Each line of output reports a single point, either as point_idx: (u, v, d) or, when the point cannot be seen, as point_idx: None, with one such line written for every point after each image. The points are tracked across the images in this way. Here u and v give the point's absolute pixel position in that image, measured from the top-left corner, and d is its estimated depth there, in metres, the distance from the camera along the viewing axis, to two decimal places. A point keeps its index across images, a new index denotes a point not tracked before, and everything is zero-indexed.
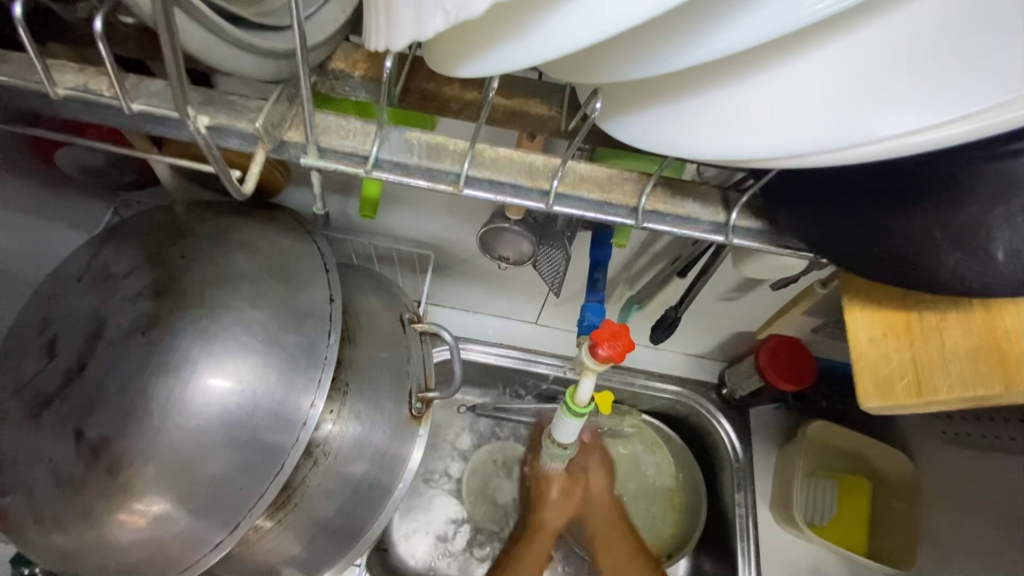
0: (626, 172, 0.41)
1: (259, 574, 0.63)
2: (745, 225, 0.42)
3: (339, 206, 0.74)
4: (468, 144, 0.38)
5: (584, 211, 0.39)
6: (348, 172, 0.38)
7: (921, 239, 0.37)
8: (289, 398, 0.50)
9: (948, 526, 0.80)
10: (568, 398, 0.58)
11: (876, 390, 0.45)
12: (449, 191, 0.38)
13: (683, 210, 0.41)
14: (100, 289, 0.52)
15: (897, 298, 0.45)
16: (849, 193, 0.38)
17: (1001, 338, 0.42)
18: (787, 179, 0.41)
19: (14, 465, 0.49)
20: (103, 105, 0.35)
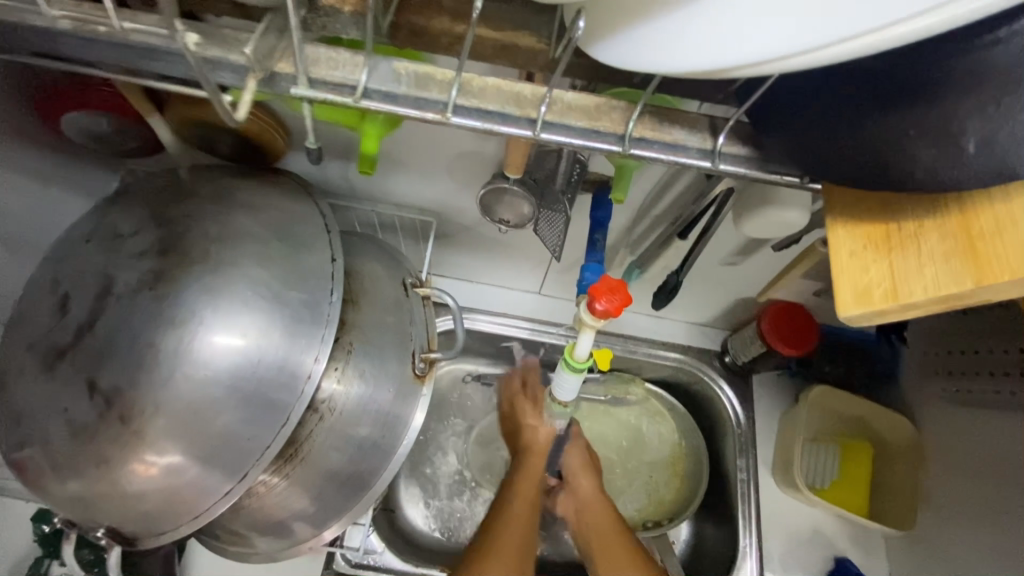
0: (613, 100, 0.38)
1: (269, 527, 0.66)
2: (733, 150, 0.38)
3: (341, 173, 0.74)
4: (455, 72, 0.35)
5: (572, 138, 0.36)
6: (338, 103, 0.35)
7: (889, 138, 0.32)
8: (294, 353, 0.52)
9: (947, 489, 0.80)
10: (567, 354, 0.59)
11: (852, 296, 0.37)
12: (438, 121, 0.36)
13: (669, 136, 0.37)
14: (107, 248, 0.54)
15: (882, 206, 0.38)
16: (837, 97, 0.33)
17: (988, 232, 0.34)
18: (786, 84, 0.36)
19: (31, 415, 0.51)
20: (98, 39, 0.35)
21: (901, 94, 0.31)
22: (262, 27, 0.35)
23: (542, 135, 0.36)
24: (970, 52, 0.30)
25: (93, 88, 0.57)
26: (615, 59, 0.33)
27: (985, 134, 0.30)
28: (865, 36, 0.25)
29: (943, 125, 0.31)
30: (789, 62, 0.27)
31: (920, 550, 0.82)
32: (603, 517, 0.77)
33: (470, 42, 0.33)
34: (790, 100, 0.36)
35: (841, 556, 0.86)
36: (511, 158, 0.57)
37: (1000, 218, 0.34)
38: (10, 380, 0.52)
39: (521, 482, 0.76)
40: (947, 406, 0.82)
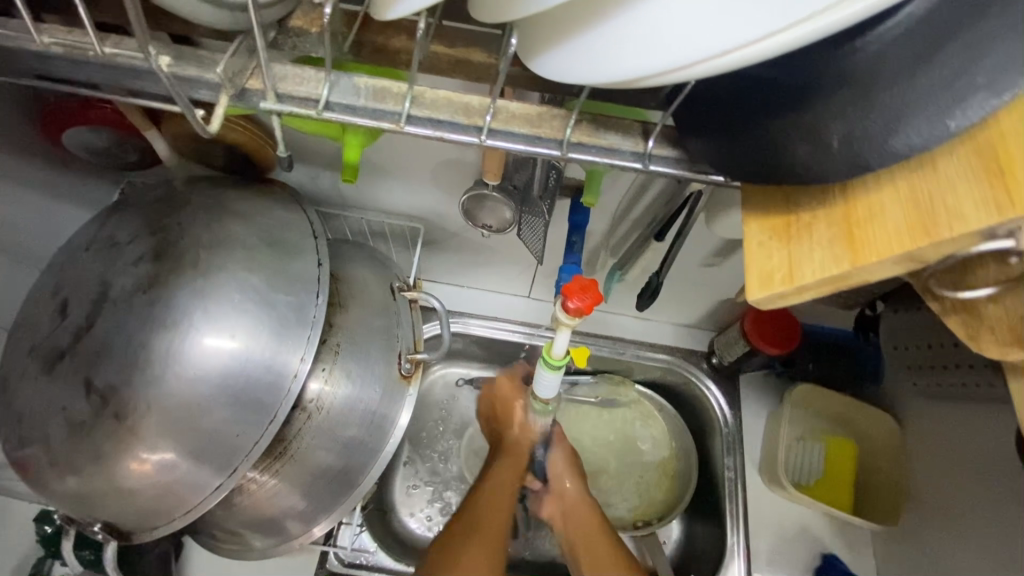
0: (555, 109, 0.40)
1: (263, 524, 0.68)
2: (662, 153, 0.40)
3: (332, 182, 0.77)
4: (407, 85, 0.38)
5: (516, 146, 0.39)
6: (304, 115, 0.38)
7: (778, 138, 0.34)
8: (281, 354, 0.54)
9: (931, 484, 0.81)
10: (545, 352, 0.61)
11: (758, 280, 0.38)
12: (392, 129, 0.38)
13: (604, 141, 0.40)
14: (105, 256, 0.56)
15: (784, 200, 0.40)
16: (735, 102, 0.35)
17: (868, 217, 0.35)
18: (699, 90, 0.37)
19: (32, 415, 0.53)
20: (86, 60, 0.37)
21: (790, 94, 0.33)
22: (234, 47, 0.38)
23: (487, 142, 0.38)
24: (836, 60, 0.31)
25: (97, 109, 0.60)
26: (539, 70, 0.34)
27: (846, 132, 0.32)
28: (763, 41, 0.26)
29: (812, 124, 0.33)
30: (694, 69, 0.28)
31: (905, 545, 0.83)
32: (585, 517, 0.79)
33: (419, 56, 0.35)
34: (704, 104, 0.37)
35: (828, 553, 0.87)
36: (488, 165, 0.60)
37: (878, 206, 0.35)
38: (13, 381, 0.55)
39: (503, 465, 0.80)
40: (929, 403, 0.83)
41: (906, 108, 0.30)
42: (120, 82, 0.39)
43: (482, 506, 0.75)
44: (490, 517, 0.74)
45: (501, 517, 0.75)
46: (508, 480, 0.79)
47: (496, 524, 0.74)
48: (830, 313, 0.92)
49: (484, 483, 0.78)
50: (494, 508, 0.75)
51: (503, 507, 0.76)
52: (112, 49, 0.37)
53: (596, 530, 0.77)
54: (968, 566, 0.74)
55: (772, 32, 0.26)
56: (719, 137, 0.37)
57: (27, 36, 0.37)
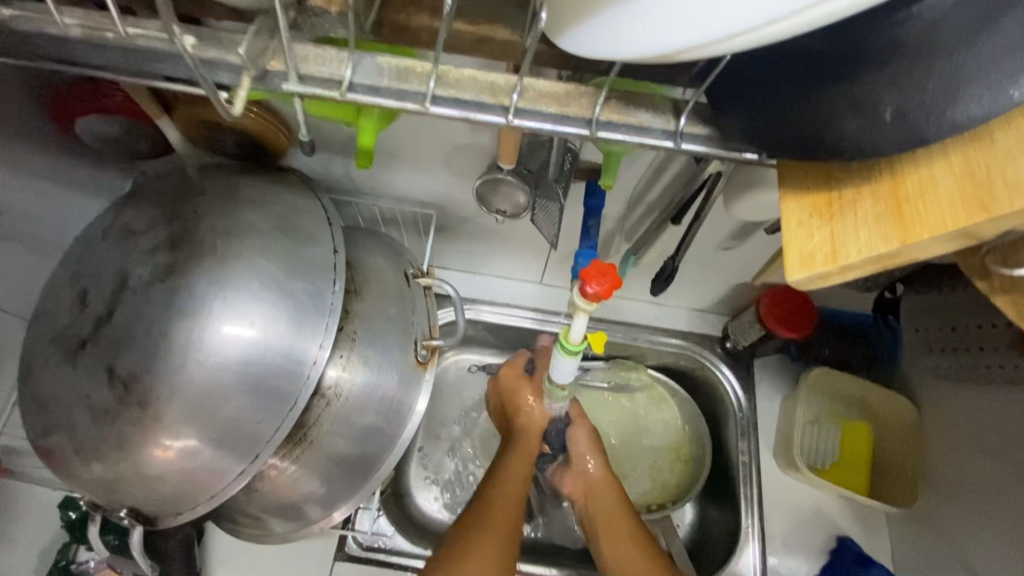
0: (582, 86, 0.39)
1: (283, 509, 0.69)
2: (694, 131, 0.39)
3: (344, 169, 0.77)
4: (431, 65, 0.37)
5: (542, 126, 0.38)
6: (326, 97, 0.37)
7: (824, 112, 0.33)
8: (301, 340, 0.54)
9: (948, 467, 0.81)
10: (562, 337, 0.61)
11: (799, 262, 0.37)
12: (416, 111, 0.38)
13: (632, 119, 0.39)
14: (123, 244, 0.57)
15: (829, 176, 0.38)
16: (776, 78, 0.34)
17: (910, 196, 0.35)
18: (739, 65, 0.36)
19: (56, 403, 0.54)
20: (107, 43, 0.37)
21: (834, 65, 0.31)
22: (255, 28, 0.37)
23: (514, 122, 0.38)
24: (890, 27, 0.29)
25: (109, 97, 0.60)
26: (574, 48, 0.34)
27: (898, 105, 0.31)
28: (810, 10, 0.25)
29: (864, 98, 0.31)
30: (738, 41, 0.27)
31: (921, 528, 0.83)
32: (606, 493, 0.80)
33: (444, 34, 0.34)
34: (743, 80, 0.36)
35: (844, 536, 0.87)
36: (504, 149, 0.59)
37: (920, 184, 0.35)
38: (35, 370, 0.56)
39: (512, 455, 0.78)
40: (947, 387, 0.82)
41: (947, 78, 0.30)
42: (141, 66, 0.38)
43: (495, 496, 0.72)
44: (502, 509, 0.71)
45: (514, 508, 0.72)
46: (519, 473, 0.76)
47: (509, 516, 0.71)
48: (847, 296, 0.91)
49: (498, 473, 0.76)
50: (506, 500, 0.72)
51: (515, 490, 0.74)
52: (135, 30, 0.36)
53: (614, 504, 0.78)
54: (984, 548, 0.74)
55: (820, 1, 0.24)
56: (756, 112, 0.36)
57: (48, 17, 0.37)
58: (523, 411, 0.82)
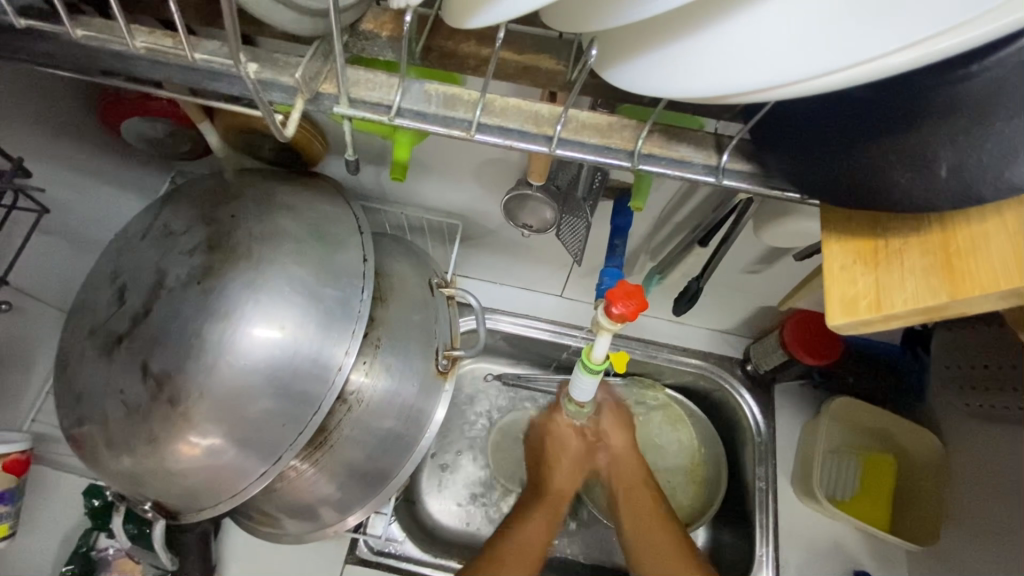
0: (625, 118, 0.39)
1: (300, 510, 0.70)
2: (737, 167, 0.39)
3: (374, 177, 0.78)
4: (480, 92, 0.38)
5: (585, 155, 0.38)
6: (374, 120, 0.38)
7: (874, 162, 0.33)
8: (327, 346, 0.55)
9: (970, 506, 0.79)
10: (584, 355, 0.61)
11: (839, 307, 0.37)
12: (462, 137, 0.38)
13: (675, 153, 0.39)
14: (161, 244, 0.58)
15: (874, 223, 0.38)
16: (829, 123, 0.34)
17: (958, 252, 0.35)
18: (791, 105, 0.36)
19: (89, 397, 0.55)
20: (169, 63, 0.38)
21: (890, 117, 0.32)
22: (311, 53, 0.38)
23: (557, 151, 0.38)
24: (952, 83, 0.29)
25: (153, 101, 0.62)
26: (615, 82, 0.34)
27: (955, 161, 0.30)
28: (866, 64, 0.26)
29: (920, 150, 0.31)
30: (785, 89, 0.28)
31: (941, 567, 0.81)
32: (628, 470, 0.82)
33: (495, 64, 0.35)
34: (795, 121, 0.36)
35: (861, 570, 0.85)
36: (534, 167, 0.60)
37: (971, 239, 0.35)
38: (72, 362, 0.58)
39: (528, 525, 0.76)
40: (974, 423, 0.80)
41: (1002, 134, 0.29)
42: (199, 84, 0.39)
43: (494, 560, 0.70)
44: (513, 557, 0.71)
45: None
46: (525, 558, 0.72)
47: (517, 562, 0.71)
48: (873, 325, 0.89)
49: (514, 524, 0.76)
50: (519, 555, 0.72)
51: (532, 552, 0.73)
52: (201, 55, 0.38)
53: (638, 481, 0.81)
54: None
55: (878, 54, 0.25)
56: (803, 158, 0.36)
57: (115, 36, 0.38)
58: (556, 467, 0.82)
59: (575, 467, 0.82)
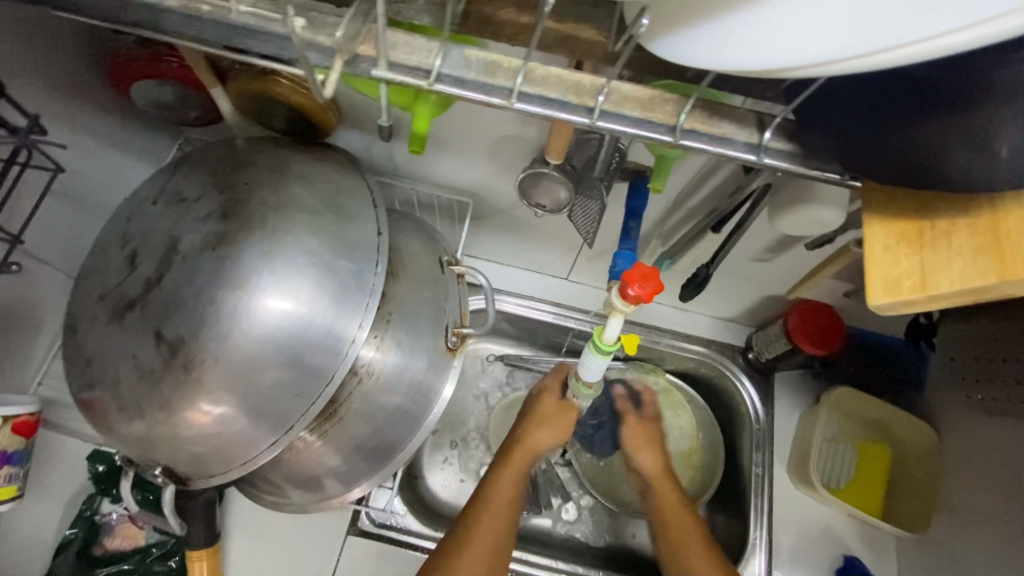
0: (667, 94, 0.39)
1: (305, 480, 0.71)
2: (779, 146, 0.39)
3: (386, 151, 0.77)
4: (521, 60, 0.38)
5: (624, 128, 0.38)
6: (414, 86, 0.37)
7: (927, 144, 0.33)
8: (340, 320, 0.55)
9: (961, 497, 0.81)
10: (596, 336, 0.61)
11: (883, 289, 0.40)
12: (502, 106, 0.38)
13: (719, 130, 0.39)
14: (174, 210, 0.57)
15: (918, 204, 0.40)
16: (879, 106, 0.34)
17: (1003, 236, 0.37)
18: (835, 86, 0.36)
19: (101, 360, 0.55)
20: (202, 18, 0.38)
21: (947, 98, 0.32)
22: (350, 12, 0.38)
23: (598, 123, 0.38)
24: (1007, 64, 0.30)
25: (163, 62, 0.61)
26: (662, 51, 0.34)
27: (1016, 142, 0.31)
28: (919, 45, 0.26)
29: (979, 131, 0.32)
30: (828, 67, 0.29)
31: (929, 554, 0.83)
32: (662, 487, 0.85)
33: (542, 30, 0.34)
34: (839, 103, 0.36)
35: (850, 555, 0.88)
36: (553, 143, 0.59)
37: (1015, 224, 0.37)
38: (82, 326, 0.57)
39: (510, 470, 0.75)
40: (969, 416, 0.82)
41: None
42: (232, 41, 0.39)
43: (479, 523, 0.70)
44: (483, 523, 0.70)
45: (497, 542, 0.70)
46: (496, 515, 0.72)
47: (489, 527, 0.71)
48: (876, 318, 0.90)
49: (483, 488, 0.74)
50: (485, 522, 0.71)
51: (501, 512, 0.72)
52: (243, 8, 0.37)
53: (672, 498, 0.83)
54: None
55: (934, 34, 0.26)
56: (849, 138, 0.36)
57: None
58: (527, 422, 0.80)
59: (549, 421, 0.79)
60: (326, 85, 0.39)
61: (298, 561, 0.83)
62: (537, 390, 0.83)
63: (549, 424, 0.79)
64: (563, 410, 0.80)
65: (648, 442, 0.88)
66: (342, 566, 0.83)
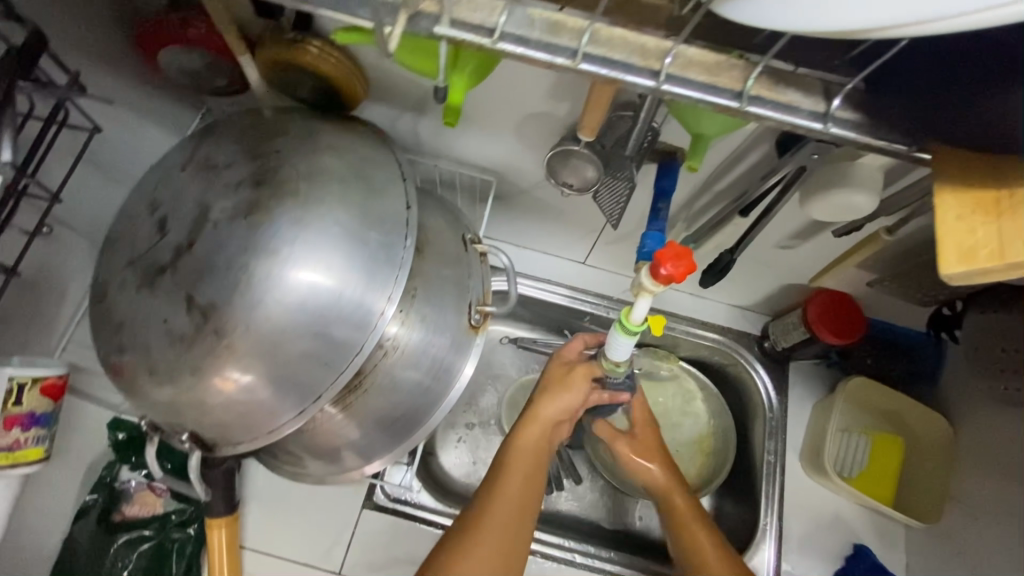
0: (733, 59, 0.40)
1: (325, 452, 0.72)
2: (845, 115, 0.40)
3: (410, 127, 0.77)
4: (588, 21, 0.38)
5: (694, 94, 0.39)
6: (475, 43, 0.39)
7: (1011, 110, 0.35)
8: (368, 293, 0.55)
9: (974, 489, 0.81)
10: (623, 316, 0.61)
11: (959, 256, 0.39)
12: (567, 65, 0.39)
13: (784, 97, 0.40)
14: (204, 176, 0.57)
15: (993, 170, 0.40)
16: (950, 68, 0.38)
17: None
18: (917, 48, 0.39)
19: (131, 325, 0.55)
20: None
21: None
22: None
23: (663, 87, 0.39)
24: None
25: (191, 28, 0.60)
26: (730, 12, 0.35)
27: None
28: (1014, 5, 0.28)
29: None
30: (910, 28, 0.30)
31: (939, 545, 0.83)
32: (671, 494, 0.80)
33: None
34: (918, 63, 0.40)
35: (859, 544, 0.88)
36: (585, 121, 0.57)
37: None
38: (111, 291, 0.57)
39: (521, 447, 0.72)
40: (986, 409, 0.82)
41: None
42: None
43: (489, 507, 0.68)
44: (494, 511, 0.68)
45: (515, 514, 0.68)
46: (509, 501, 0.69)
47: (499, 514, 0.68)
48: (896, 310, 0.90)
49: (494, 471, 0.71)
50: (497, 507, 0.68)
51: (511, 497, 0.69)
52: None
53: (683, 503, 0.79)
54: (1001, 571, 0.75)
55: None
56: (928, 104, 0.39)
57: None
58: (536, 398, 0.75)
59: (559, 397, 0.73)
60: (393, 39, 0.39)
61: (314, 532, 0.84)
62: (552, 358, 0.78)
63: (557, 398, 0.73)
64: (571, 376, 0.74)
65: (647, 450, 0.82)
66: (357, 539, 0.84)
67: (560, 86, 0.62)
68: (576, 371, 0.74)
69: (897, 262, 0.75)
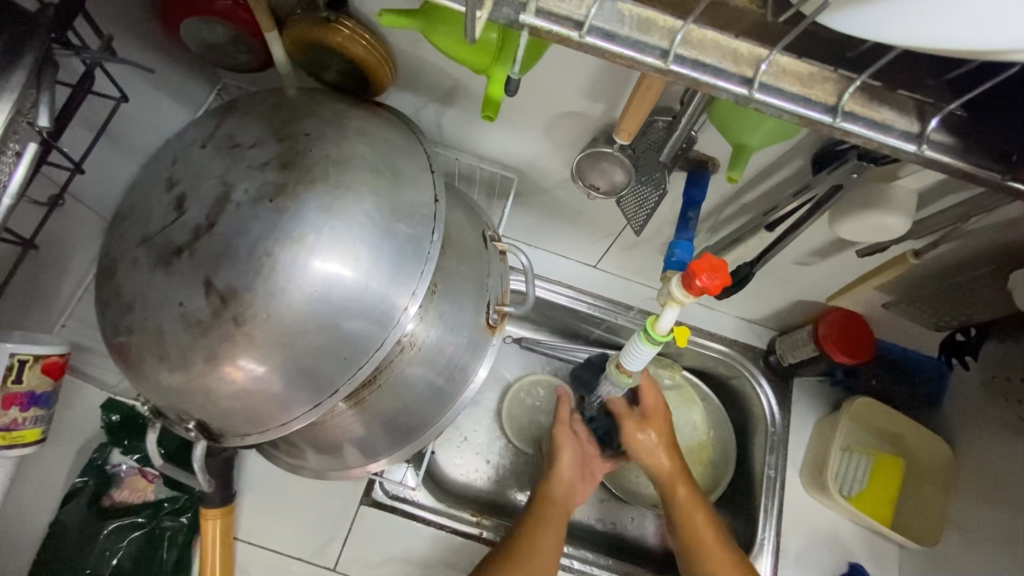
0: (827, 71, 0.38)
1: (328, 446, 0.70)
2: (939, 138, 0.38)
3: (435, 117, 0.75)
4: (683, 20, 0.36)
5: (785, 103, 0.37)
6: (562, 36, 0.36)
7: None
8: (392, 288, 0.53)
9: (971, 514, 0.82)
10: (648, 325, 0.60)
11: None
12: (656, 66, 0.37)
13: (878, 115, 0.38)
14: (226, 155, 0.55)
15: None
16: None
17: None
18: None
19: (141, 306, 0.53)
20: None
21: None
22: None
23: (755, 95, 0.37)
24: None
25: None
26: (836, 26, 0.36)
27: None
28: None
29: None
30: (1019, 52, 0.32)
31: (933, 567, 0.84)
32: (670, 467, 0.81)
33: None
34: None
35: (854, 561, 0.89)
36: (624, 124, 0.56)
37: None
38: (120, 269, 0.55)
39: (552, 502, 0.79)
40: (987, 435, 0.83)
41: None
42: None
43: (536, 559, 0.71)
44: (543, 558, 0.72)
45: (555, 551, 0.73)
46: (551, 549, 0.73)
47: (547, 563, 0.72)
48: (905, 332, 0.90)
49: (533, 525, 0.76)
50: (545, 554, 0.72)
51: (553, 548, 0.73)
52: None
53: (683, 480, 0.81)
54: None
55: None
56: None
57: None
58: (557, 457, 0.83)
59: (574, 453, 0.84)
60: (477, 25, 0.36)
61: (310, 526, 0.82)
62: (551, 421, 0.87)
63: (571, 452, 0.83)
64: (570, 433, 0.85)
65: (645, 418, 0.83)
66: (354, 536, 0.82)
67: (598, 84, 0.60)
68: (556, 431, 0.85)
69: (916, 285, 0.75)
